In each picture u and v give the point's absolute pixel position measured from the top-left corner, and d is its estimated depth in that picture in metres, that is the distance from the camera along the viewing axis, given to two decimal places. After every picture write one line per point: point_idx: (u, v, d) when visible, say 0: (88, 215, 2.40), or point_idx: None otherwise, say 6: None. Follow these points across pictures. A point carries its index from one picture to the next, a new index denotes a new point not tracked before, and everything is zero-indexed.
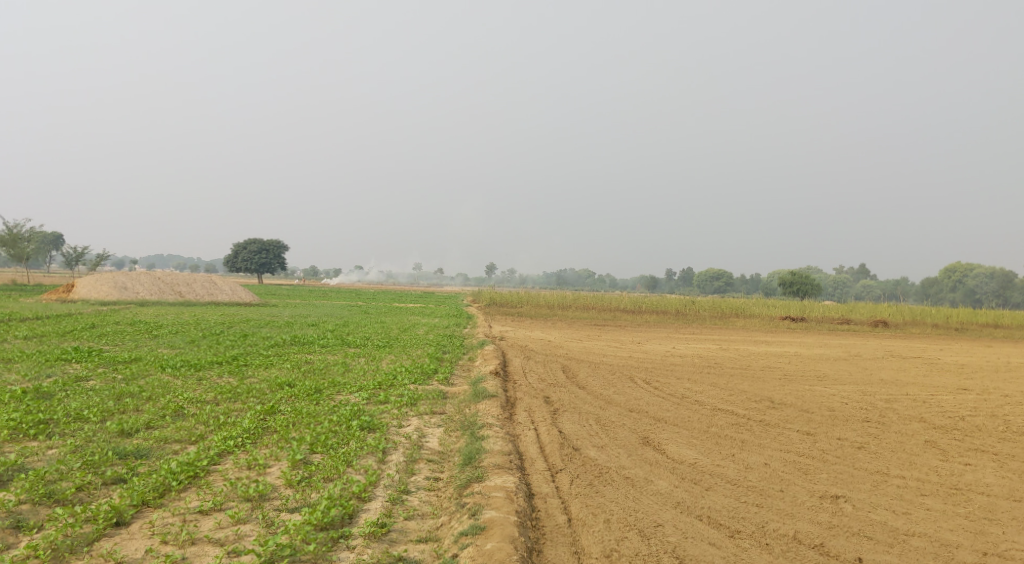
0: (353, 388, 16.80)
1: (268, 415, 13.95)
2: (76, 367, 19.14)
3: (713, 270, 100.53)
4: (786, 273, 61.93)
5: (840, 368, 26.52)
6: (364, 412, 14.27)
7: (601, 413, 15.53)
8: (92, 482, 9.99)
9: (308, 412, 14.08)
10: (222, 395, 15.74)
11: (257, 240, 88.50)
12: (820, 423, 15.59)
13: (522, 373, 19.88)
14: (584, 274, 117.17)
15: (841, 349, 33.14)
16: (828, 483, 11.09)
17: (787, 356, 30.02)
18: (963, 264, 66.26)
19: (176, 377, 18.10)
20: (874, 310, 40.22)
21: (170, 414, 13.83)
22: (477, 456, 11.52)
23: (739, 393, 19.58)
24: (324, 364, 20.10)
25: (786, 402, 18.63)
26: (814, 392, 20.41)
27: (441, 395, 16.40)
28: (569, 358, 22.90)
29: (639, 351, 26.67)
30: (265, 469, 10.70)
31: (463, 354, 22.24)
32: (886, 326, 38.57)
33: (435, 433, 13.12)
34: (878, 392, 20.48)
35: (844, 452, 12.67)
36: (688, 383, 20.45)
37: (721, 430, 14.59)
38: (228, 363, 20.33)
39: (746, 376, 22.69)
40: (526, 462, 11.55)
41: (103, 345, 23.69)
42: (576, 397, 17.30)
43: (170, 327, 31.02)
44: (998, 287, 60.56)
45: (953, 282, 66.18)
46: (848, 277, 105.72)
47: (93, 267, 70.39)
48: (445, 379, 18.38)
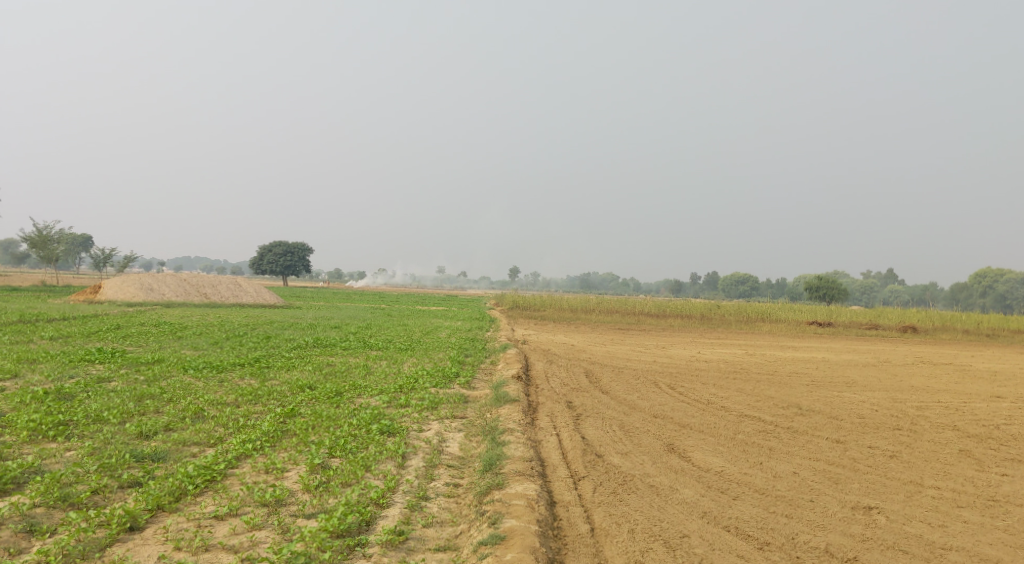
0: (374, 391, 16.65)
1: (287, 418, 13.82)
2: (98, 368, 19.14)
3: (739, 274, 99.86)
4: (813, 278, 61.23)
5: (869, 375, 26.06)
6: (385, 416, 14.11)
7: (625, 419, 15.27)
8: (108, 485, 9.88)
9: (329, 415, 13.93)
10: (243, 397, 15.64)
11: (283, 243, 88.96)
12: (850, 431, 15.24)
13: (545, 377, 19.65)
14: (609, 277, 116.74)
15: (870, 354, 32.63)
16: (860, 494, 10.77)
17: (814, 362, 29.56)
18: (993, 269, 65.22)
19: (198, 379, 18.04)
20: (903, 314, 39.56)
21: (190, 416, 13.72)
22: (498, 461, 11.31)
23: (766, 399, 19.24)
24: (346, 366, 19.98)
25: (814, 409, 18.28)
26: (843, 398, 20.00)
27: (462, 398, 16.21)
28: (592, 362, 22.65)
29: (664, 356, 26.35)
30: (283, 473, 10.55)
31: (486, 357, 22.06)
32: (915, 332, 37.96)
33: (456, 437, 12.91)
34: (908, 399, 20.04)
35: (875, 461, 12.33)
36: (713, 388, 20.13)
37: (748, 437, 14.29)
38: (250, 365, 20.26)
39: (772, 381, 22.32)
40: (548, 469, 11.32)
41: (127, 346, 23.73)
42: (599, 402, 17.04)
43: (194, 328, 31.09)
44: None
45: (984, 287, 65.15)
46: (876, 282, 104.62)
47: (121, 268, 70.99)
48: (467, 383, 18.19)
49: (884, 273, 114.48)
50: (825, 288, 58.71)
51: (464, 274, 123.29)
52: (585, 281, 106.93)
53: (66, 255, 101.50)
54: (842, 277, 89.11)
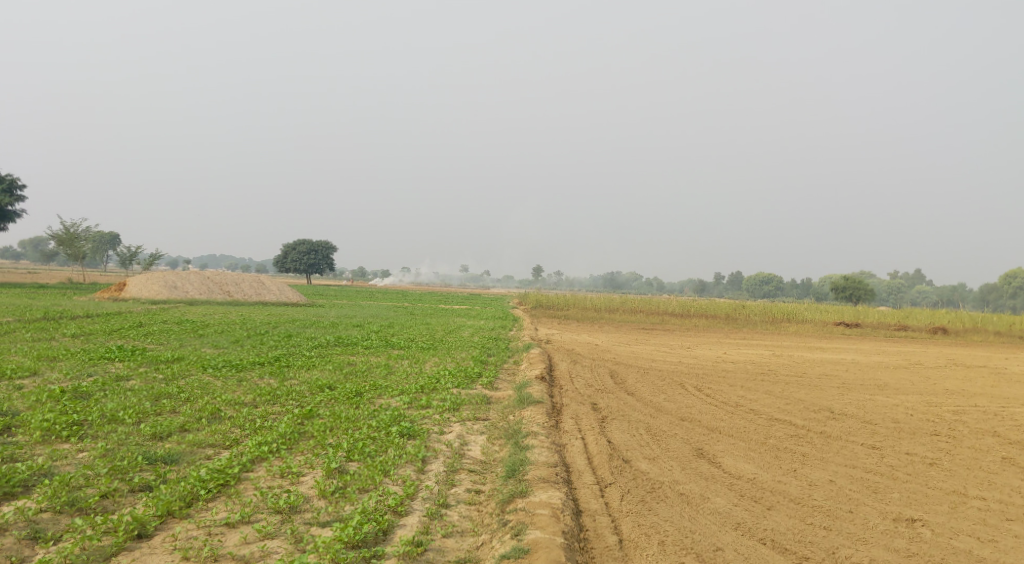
0: (394, 391, 16.32)
1: (306, 419, 13.49)
2: (117, 366, 18.93)
3: (764, 274, 98.91)
4: (839, 277, 60.33)
5: (900, 377, 25.41)
6: (405, 417, 13.75)
7: (652, 422, 14.82)
8: (118, 489, 9.58)
9: (347, 417, 13.58)
10: (261, 397, 15.34)
11: (307, 241, 89.03)
12: (886, 436, 14.73)
13: (569, 378, 19.22)
14: (633, 276, 116.03)
15: (900, 356, 31.91)
16: (902, 504, 10.27)
17: (844, 364, 28.92)
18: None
19: (217, 378, 17.77)
20: (932, 315, 38.74)
21: (206, 417, 13.43)
22: (521, 467, 10.91)
23: (797, 402, 18.72)
24: (367, 366, 19.64)
25: (847, 413, 17.73)
26: (876, 402, 19.43)
27: (484, 400, 15.82)
28: (616, 362, 22.19)
29: (690, 356, 25.83)
30: (299, 478, 10.21)
31: (509, 357, 21.65)
32: (946, 334, 37.13)
33: (478, 440, 12.53)
34: (944, 403, 19.44)
35: (915, 469, 11.82)
36: (742, 391, 19.63)
37: (780, 443, 13.81)
38: (270, 364, 19.97)
39: (802, 384, 21.77)
40: (573, 476, 10.90)
41: (147, 344, 23.54)
42: (625, 404, 16.60)
43: (216, 326, 30.89)
44: None
45: (1014, 289, 63.93)
46: (903, 282, 103.18)
47: (147, 266, 71.22)
48: (490, 383, 17.80)
49: (911, 273, 113.01)
50: (851, 288, 57.82)
51: (487, 273, 123.06)
52: (608, 279, 106.26)
53: (93, 253, 102.21)
54: (868, 278, 87.97)
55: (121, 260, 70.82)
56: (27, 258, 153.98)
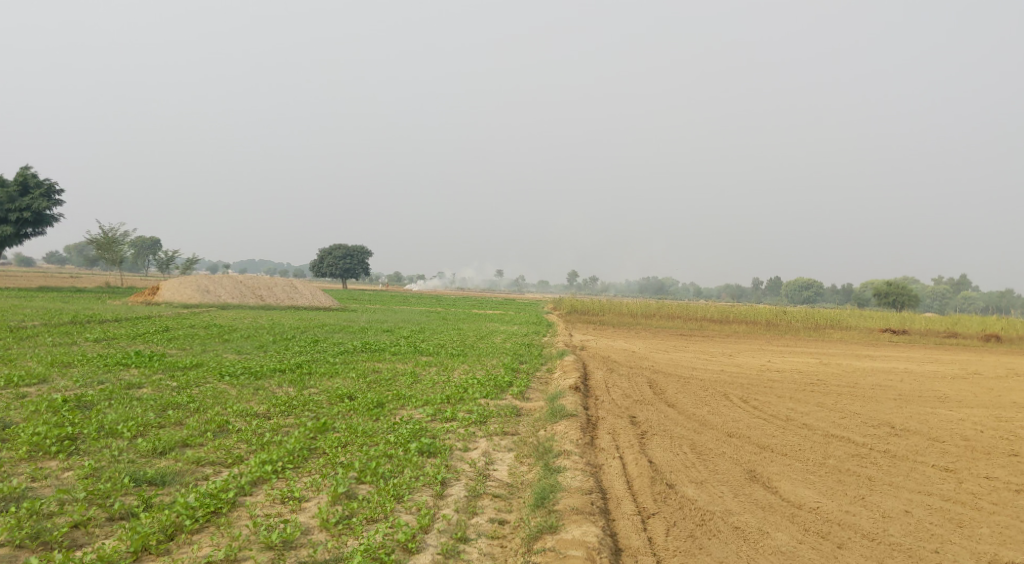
0: (418, 401, 15.22)
1: (319, 433, 12.39)
2: (132, 373, 17.92)
3: (803, 281, 96.80)
4: (881, 283, 58.22)
5: (959, 388, 23.93)
6: (426, 432, 12.63)
7: (696, 438, 13.55)
8: (93, 517, 8.64)
9: (365, 432, 12.45)
10: (276, 407, 14.29)
11: (343, 246, 88.66)
12: (959, 456, 13.81)
13: (605, 388, 17.94)
14: (670, 281, 113.89)
15: (955, 364, 30.21)
16: (995, 543, 9.03)
17: (897, 373, 27.35)
18: None
19: (233, 387, 16.73)
20: (983, 321, 36.92)
21: (212, 430, 12.32)
22: (551, 495, 9.70)
23: (852, 416, 17.38)
24: (392, 374, 18.57)
25: (909, 429, 16.47)
26: (939, 417, 18.07)
27: (514, 412, 14.66)
28: (655, 371, 20.88)
29: (733, 365, 24.42)
30: (301, 504, 9.11)
31: (541, 365, 20.48)
32: (999, 340, 35.38)
33: (505, 459, 11.35)
34: (1012, 420, 18.17)
35: (1002, 500, 10.80)
36: (790, 402, 18.29)
37: (841, 464, 12.50)
38: (290, 371, 18.96)
39: (854, 395, 20.32)
40: (611, 504, 9.67)
41: (167, 349, 22.64)
42: (666, 417, 15.31)
43: (242, 331, 29.90)
44: None
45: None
46: (948, 288, 100.28)
47: (183, 269, 70.87)
48: (521, 393, 16.63)
49: (957, 277, 109.87)
50: (894, 294, 55.76)
51: (523, 278, 122.12)
52: (645, 282, 104.46)
53: (132, 257, 102.43)
54: (911, 284, 85.65)
55: (159, 265, 70.63)
56: (72, 262, 155.90)
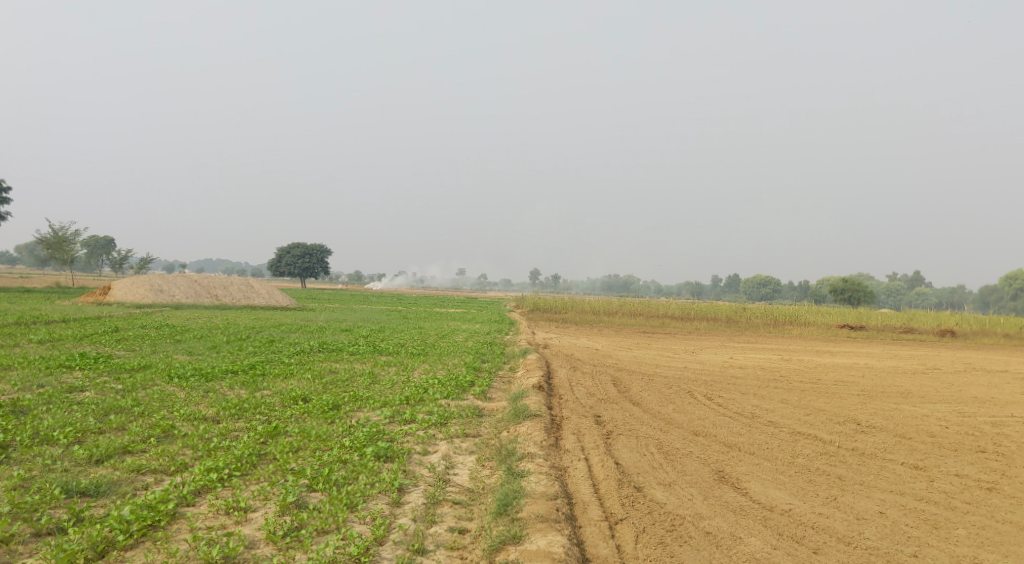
0: (376, 403, 14.68)
1: (270, 438, 11.78)
2: (75, 375, 17.12)
3: (761, 278, 97.58)
4: (837, 280, 58.61)
5: (920, 383, 23.93)
6: (383, 436, 12.09)
7: (663, 438, 13.17)
8: (19, 533, 8.13)
9: (318, 436, 11.90)
10: (226, 410, 13.64)
11: (302, 244, 87.46)
12: (927, 454, 13.64)
13: (568, 388, 17.52)
14: (630, 278, 114.27)
15: (913, 360, 30.30)
16: (972, 546, 8.87)
17: (858, 369, 27.32)
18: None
19: (181, 389, 16.01)
20: (938, 317, 37.19)
21: (156, 435, 11.63)
22: (514, 502, 9.25)
23: (818, 413, 17.16)
24: (350, 374, 17.99)
25: (875, 425, 16.30)
26: (903, 413, 17.92)
27: (475, 413, 14.18)
28: (619, 369, 20.51)
29: (696, 362, 24.16)
30: (247, 515, 8.61)
31: (504, 363, 20.05)
32: (954, 336, 35.60)
33: (466, 463, 10.85)
34: (975, 416, 18.13)
35: (975, 499, 10.56)
36: (755, 399, 18.02)
37: (810, 463, 12.19)
38: (244, 372, 18.26)
39: (818, 391, 20.12)
40: (577, 510, 9.26)
41: (115, 350, 21.79)
42: (631, 417, 14.92)
43: (196, 332, 29.06)
44: None
45: (1013, 290, 61.88)
46: (903, 285, 101.61)
47: (137, 268, 69.29)
48: (482, 393, 16.16)
49: (910, 274, 111.43)
50: (850, 290, 56.18)
51: (485, 277, 121.59)
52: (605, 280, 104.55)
53: (84, 257, 100.15)
54: (866, 280, 86.67)
55: (113, 264, 68.97)
56: (23, 262, 152.40)
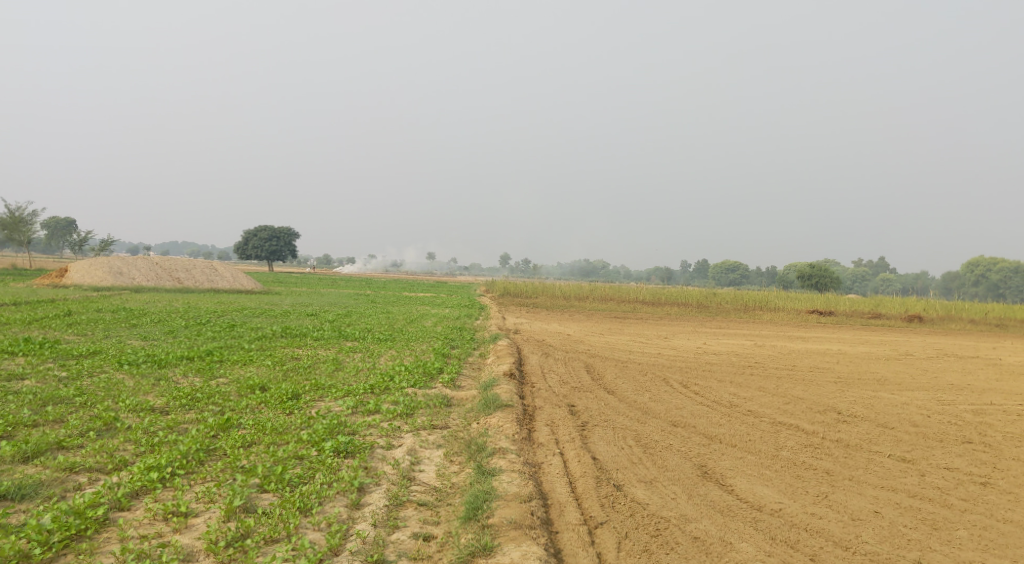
0: (339, 392, 13.86)
1: (222, 430, 10.95)
2: (18, 362, 16.12)
3: (729, 263, 97.57)
4: (804, 265, 58.41)
5: (895, 370, 23.55)
6: (345, 428, 11.29)
7: (640, 429, 12.48)
8: None
9: (274, 429, 11.08)
10: (177, 400, 12.77)
11: (268, 227, 85.84)
12: (914, 445, 13.12)
13: (541, 375, 16.81)
14: (599, 264, 113.73)
15: (885, 346, 29.94)
16: (977, 550, 8.42)
17: (831, 355, 26.91)
18: (987, 259, 62.16)
19: (131, 377, 15.08)
20: (905, 302, 36.93)
21: (97, 428, 10.74)
22: (484, 505, 8.61)
23: (797, 401, 16.58)
24: (312, 361, 17.14)
25: (857, 414, 15.76)
26: (883, 401, 17.43)
27: (444, 403, 13.41)
28: (592, 355, 19.85)
29: (670, 348, 23.54)
30: (186, 521, 8.12)
31: (474, 350, 19.30)
32: (922, 321, 35.35)
33: (433, 458, 10.10)
34: (955, 404, 17.69)
35: (972, 496, 10.01)
36: (732, 387, 17.42)
37: (795, 456, 11.57)
38: (200, 359, 17.32)
39: (793, 378, 19.60)
40: (553, 513, 8.68)
41: (65, 335, 20.72)
42: (606, 406, 14.24)
43: (154, 315, 27.95)
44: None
45: (976, 275, 62.02)
46: (868, 271, 102.11)
47: (100, 249, 67.58)
48: (451, 381, 15.40)
49: (876, 261, 111.83)
50: (817, 275, 56.00)
51: (454, 262, 120.51)
52: (574, 265, 104.06)
53: (44, 240, 97.81)
54: (831, 266, 86.78)
55: (72, 246, 67.06)
56: None
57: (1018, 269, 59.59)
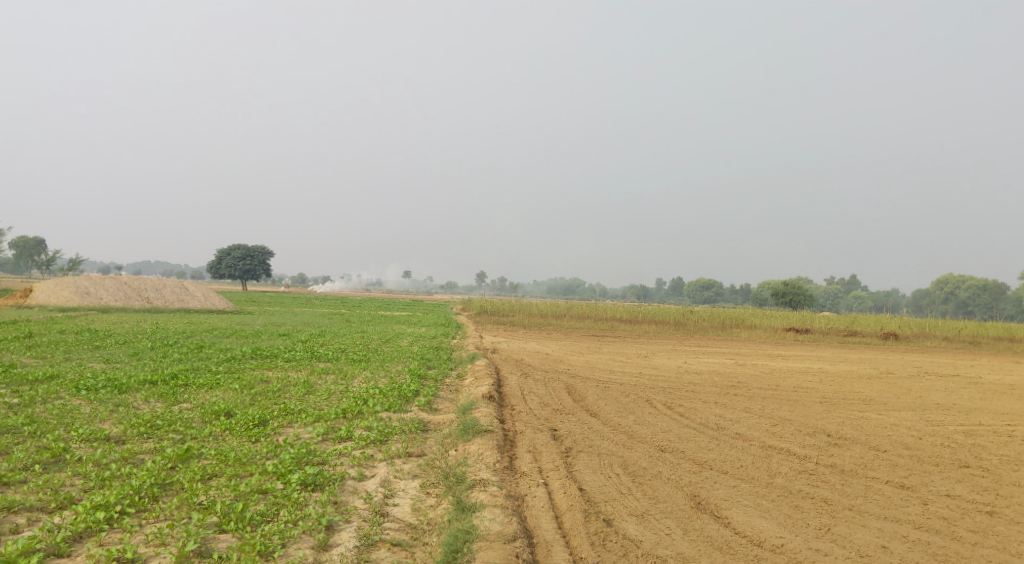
0: (308, 417, 13.11)
1: (180, 462, 10.19)
2: None
3: (703, 281, 97.47)
4: (778, 283, 58.12)
5: (878, 388, 23.09)
6: (313, 458, 10.58)
7: (627, 456, 11.84)
8: None
9: (238, 460, 10.34)
10: (135, 428, 11.97)
11: (242, 247, 84.67)
12: (911, 470, 12.58)
13: (520, 397, 16.14)
14: (575, 282, 113.29)
15: (866, 364, 29.50)
16: None
17: (813, 374, 26.42)
18: (956, 277, 62.29)
19: (88, 403, 14.23)
20: (880, 320, 36.65)
21: (43, 461, 9.96)
22: (465, 548, 8.14)
23: (786, 423, 15.99)
24: (282, 384, 16.34)
25: (848, 436, 15.20)
26: (872, 422, 16.89)
27: (419, 428, 12.71)
28: (573, 375, 19.19)
29: (651, 367, 22.92)
30: None
31: (450, 370, 18.59)
32: (897, 339, 35.02)
33: (408, 490, 9.42)
34: (944, 425, 17.20)
35: (980, 527, 9.48)
36: (718, 409, 16.82)
37: (790, 484, 10.98)
38: (163, 383, 16.47)
39: (778, 398, 19.05)
40: (539, 553, 8.24)
41: (23, 358, 19.78)
42: (590, 430, 13.60)
43: (118, 337, 26.94)
44: (993, 300, 56.72)
45: (946, 293, 62.06)
46: (841, 290, 102.36)
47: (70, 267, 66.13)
48: (428, 405, 14.70)
49: (849, 279, 112.14)
50: (790, 293, 55.74)
51: (429, 280, 119.59)
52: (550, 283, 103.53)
53: (12, 259, 95.86)
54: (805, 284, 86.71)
55: (39, 265, 65.56)
56: None
57: (987, 287, 59.63)
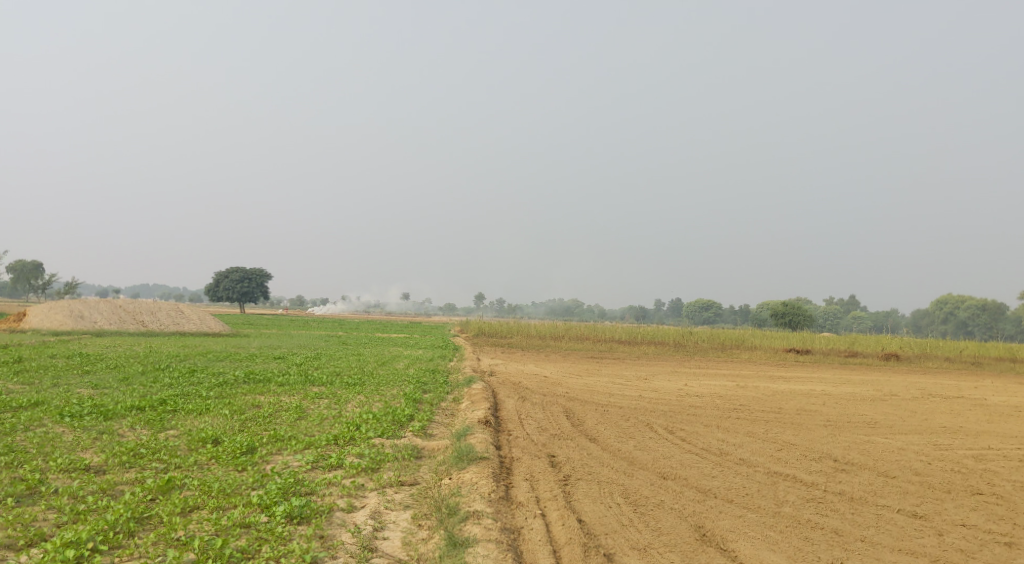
0: (299, 444, 12.65)
1: (161, 493, 9.75)
2: None
3: (702, 301, 97.10)
4: (778, 303, 57.71)
5: (882, 411, 22.64)
6: (300, 487, 10.14)
7: (628, 484, 11.39)
8: None
9: (222, 491, 9.90)
10: (117, 457, 11.51)
11: (240, 269, 84.33)
12: (923, 497, 12.13)
13: (517, 421, 15.70)
14: (574, 303, 112.89)
15: (869, 386, 29.05)
16: None
17: (816, 396, 25.98)
18: (955, 297, 61.92)
19: (72, 431, 13.78)
20: (880, 340, 36.26)
21: (17, 494, 9.52)
22: None
23: (791, 448, 15.54)
24: (273, 409, 15.89)
25: (855, 461, 14.75)
26: (878, 446, 16.44)
27: (413, 454, 12.27)
28: (571, 399, 18.75)
29: (651, 390, 22.49)
30: None
31: (446, 394, 18.14)
32: (898, 359, 34.59)
33: (398, 521, 8.97)
34: (952, 448, 16.74)
35: None
36: (721, 433, 16.36)
37: (798, 513, 10.53)
38: (151, 409, 16.00)
39: (782, 422, 18.58)
40: None
41: (10, 384, 19.33)
42: (589, 456, 13.16)
43: (110, 361, 26.50)
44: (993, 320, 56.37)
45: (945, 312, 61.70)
46: (840, 310, 101.99)
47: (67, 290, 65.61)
48: (422, 430, 14.25)
49: (848, 299, 111.69)
50: (790, 314, 55.35)
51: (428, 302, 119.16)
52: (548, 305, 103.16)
53: (9, 282, 95.35)
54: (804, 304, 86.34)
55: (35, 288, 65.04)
56: None
57: (987, 307, 59.26)
